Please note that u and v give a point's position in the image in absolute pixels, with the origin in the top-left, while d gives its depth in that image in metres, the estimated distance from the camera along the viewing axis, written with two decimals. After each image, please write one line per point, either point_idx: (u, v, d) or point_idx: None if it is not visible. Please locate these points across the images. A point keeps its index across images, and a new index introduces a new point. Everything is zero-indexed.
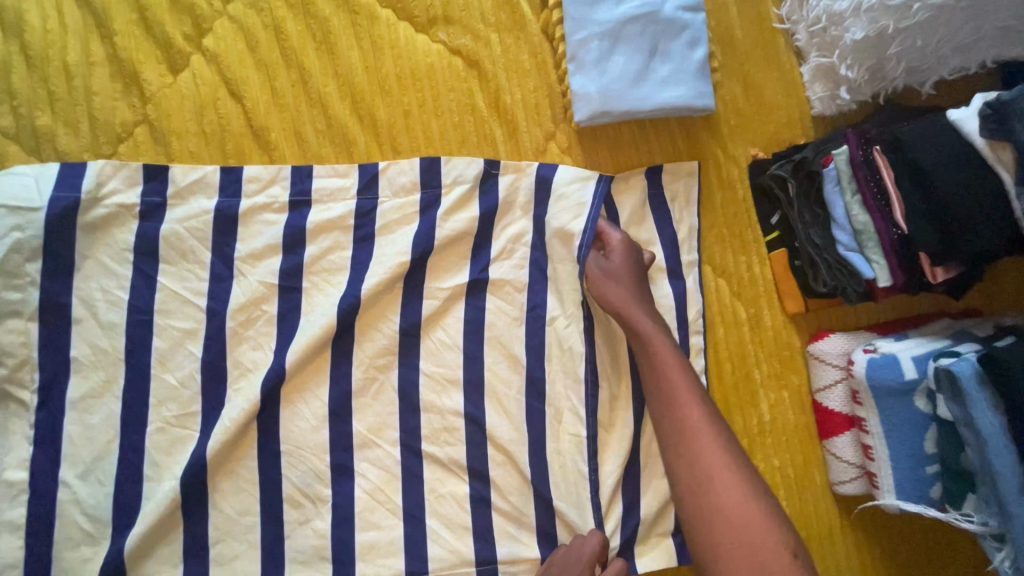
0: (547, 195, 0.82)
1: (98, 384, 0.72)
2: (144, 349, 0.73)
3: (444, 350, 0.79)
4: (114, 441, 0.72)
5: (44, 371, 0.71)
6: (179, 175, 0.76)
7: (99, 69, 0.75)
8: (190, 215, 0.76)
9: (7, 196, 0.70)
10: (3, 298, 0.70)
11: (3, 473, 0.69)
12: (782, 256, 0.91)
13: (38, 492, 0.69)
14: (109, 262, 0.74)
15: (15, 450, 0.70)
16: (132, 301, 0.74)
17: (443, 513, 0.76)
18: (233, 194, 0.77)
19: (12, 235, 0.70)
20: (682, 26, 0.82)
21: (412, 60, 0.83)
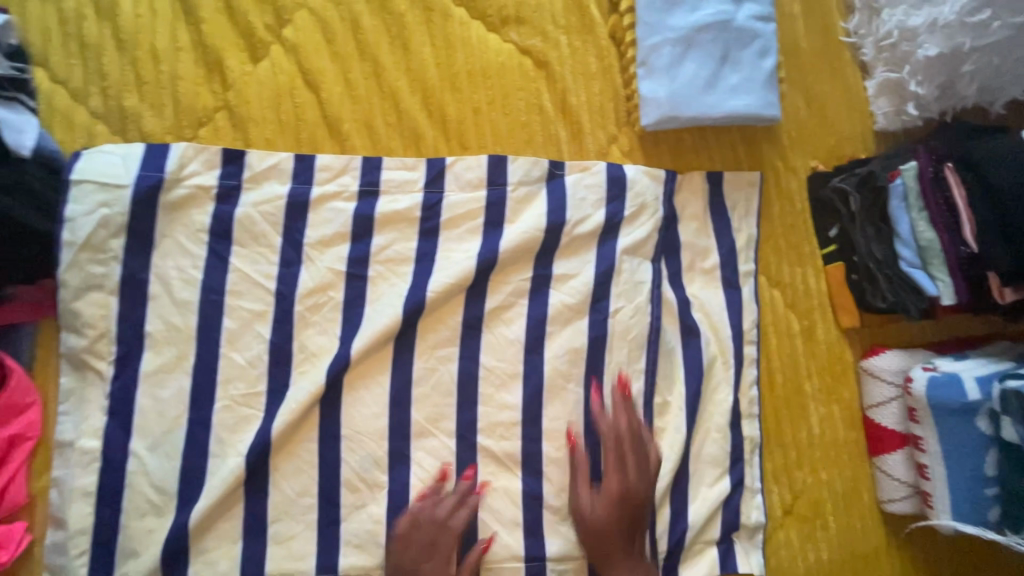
0: (614, 193, 0.86)
1: (170, 359, 0.74)
2: (215, 328, 0.75)
3: (504, 345, 0.81)
4: (183, 416, 0.74)
5: (120, 344, 0.73)
6: (254, 161, 0.78)
7: (185, 55, 0.77)
8: (264, 199, 0.78)
9: (94, 174, 0.72)
10: (86, 271, 0.72)
11: (79, 441, 0.71)
12: (838, 270, 0.91)
13: (109, 461, 0.71)
14: (185, 242, 0.75)
15: (89, 419, 0.72)
16: (205, 280, 0.76)
17: (494, 507, 0.78)
18: (306, 181, 0.79)
19: (99, 211, 0.72)
20: (754, 35, 0.83)
21: (483, 58, 0.84)
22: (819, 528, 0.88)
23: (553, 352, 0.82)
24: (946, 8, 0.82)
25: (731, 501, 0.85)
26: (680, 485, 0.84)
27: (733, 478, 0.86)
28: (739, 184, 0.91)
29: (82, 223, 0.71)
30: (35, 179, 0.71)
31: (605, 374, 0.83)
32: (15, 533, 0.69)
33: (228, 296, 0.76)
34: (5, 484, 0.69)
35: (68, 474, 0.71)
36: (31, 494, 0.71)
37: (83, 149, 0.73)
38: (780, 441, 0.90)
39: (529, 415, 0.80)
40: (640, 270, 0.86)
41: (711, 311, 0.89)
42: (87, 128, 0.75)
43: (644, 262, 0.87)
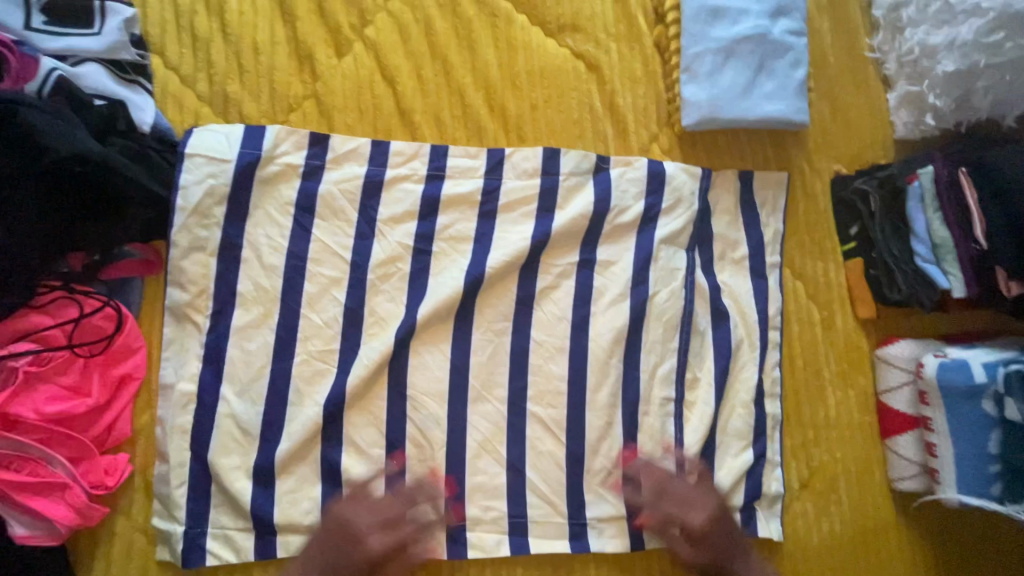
0: (654, 187, 0.94)
1: (257, 316, 0.83)
2: (297, 290, 0.84)
3: (553, 320, 0.90)
4: (267, 367, 0.82)
5: (216, 301, 0.82)
6: (336, 144, 0.87)
7: (280, 49, 0.87)
8: (344, 178, 0.87)
9: (206, 149, 0.82)
10: (193, 234, 0.81)
11: (178, 383, 0.80)
12: (857, 264, 0.99)
13: (204, 403, 0.81)
14: (274, 214, 0.84)
15: (188, 364, 0.81)
16: (291, 247, 0.85)
17: (541, 467, 0.87)
18: (380, 164, 0.88)
19: (207, 181, 0.81)
20: (787, 48, 0.91)
21: (541, 61, 0.94)
22: (833, 502, 0.95)
23: (596, 327, 0.90)
24: (964, 29, 0.90)
25: (754, 471, 0.93)
26: (707, 455, 0.92)
27: (756, 451, 0.94)
28: (769, 183, 1.00)
29: (193, 191, 0.81)
30: (154, 153, 0.81)
31: (642, 350, 0.91)
32: (120, 463, 0.78)
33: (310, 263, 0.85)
34: (115, 418, 0.78)
35: (169, 413, 0.80)
36: (135, 429, 0.80)
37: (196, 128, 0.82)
38: (799, 421, 0.98)
39: (574, 384, 0.89)
40: (675, 257, 0.94)
41: (740, 298, 0.97)
42: (194, 109, 0.85)
43: (679, 251, 0.95)
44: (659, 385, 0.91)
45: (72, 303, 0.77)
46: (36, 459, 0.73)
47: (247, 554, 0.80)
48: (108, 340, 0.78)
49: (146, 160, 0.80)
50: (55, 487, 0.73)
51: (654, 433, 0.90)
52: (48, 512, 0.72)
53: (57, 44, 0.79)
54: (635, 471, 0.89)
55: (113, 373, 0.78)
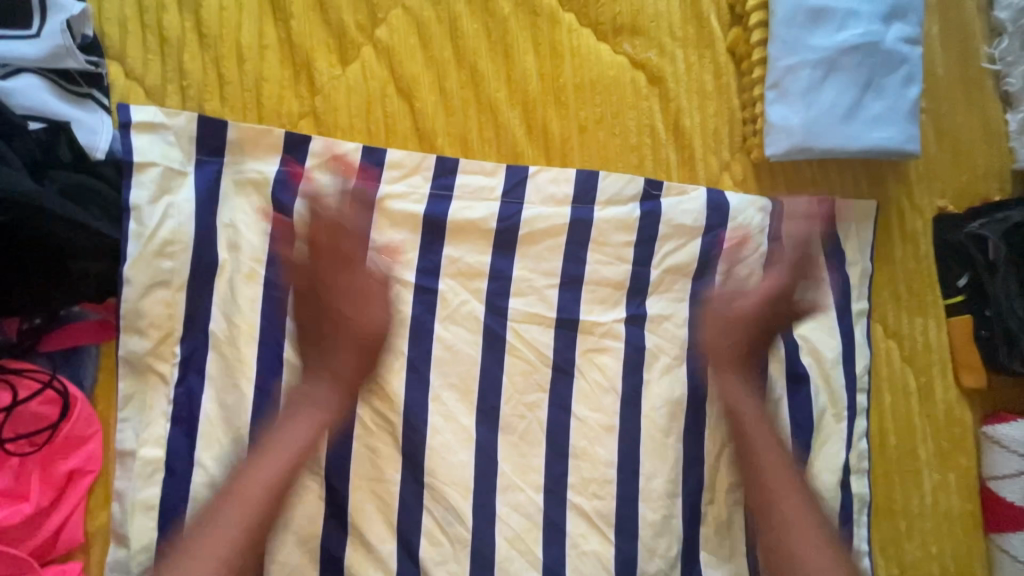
0: (717, 222, 0.77)
1: (230, 363, 0.66)
2: (279, 337, 0.68)
3: (600, 392, 0.73)
4: (242, 434, 0.66)
5: (186, 342, 0.66)
6: (320, 149, 0.70)
7: (271, 54, 0.70)
8: (324, 190, 0.70)
9: (158, 156, 0.66)
10: (152, 267, 0.65)
11: (139, 451, 0.65)
12: (964, 323, 0.82)
13: (173, 471, 0.65)
14: (244, 232, 0.68)
15: (152, 425, 0.65)
16: (268, 277, 0.68)
17: (584, 571, 0.71)
18: (372, 177, 0.71)
19: (164, 200, 0.66)
20: (901, 60, 0.73)
21: (593, 71, 0.76)
22: None
23: (651, 400, 0.74)
24: None
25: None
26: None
27: (843, 545, 0.78)
28: (845, 216, 0.82)
29: (149, 213, 0.65)
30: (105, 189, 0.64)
31: (707, 428, 0.74)
32: None
33: (296, 307, 0.68)
34: (62, 521, 0.63)
35: (129, 487, 0.64)
36: (89, 532, 0.65)
37: (132, 125, 0.65)
38: (890, 509, 0.82)
39: (626, 468, 0.72)
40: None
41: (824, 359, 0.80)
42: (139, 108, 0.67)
43: None
44: (727, 469, 0.75)
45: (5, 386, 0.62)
46: None
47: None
48: (53, 428, 0.63)
49: (94, 197, 0.64)
50: None
51: (721, 527, 0.74)
52: None
53: None
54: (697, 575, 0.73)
55: (57, 468, 0.63)
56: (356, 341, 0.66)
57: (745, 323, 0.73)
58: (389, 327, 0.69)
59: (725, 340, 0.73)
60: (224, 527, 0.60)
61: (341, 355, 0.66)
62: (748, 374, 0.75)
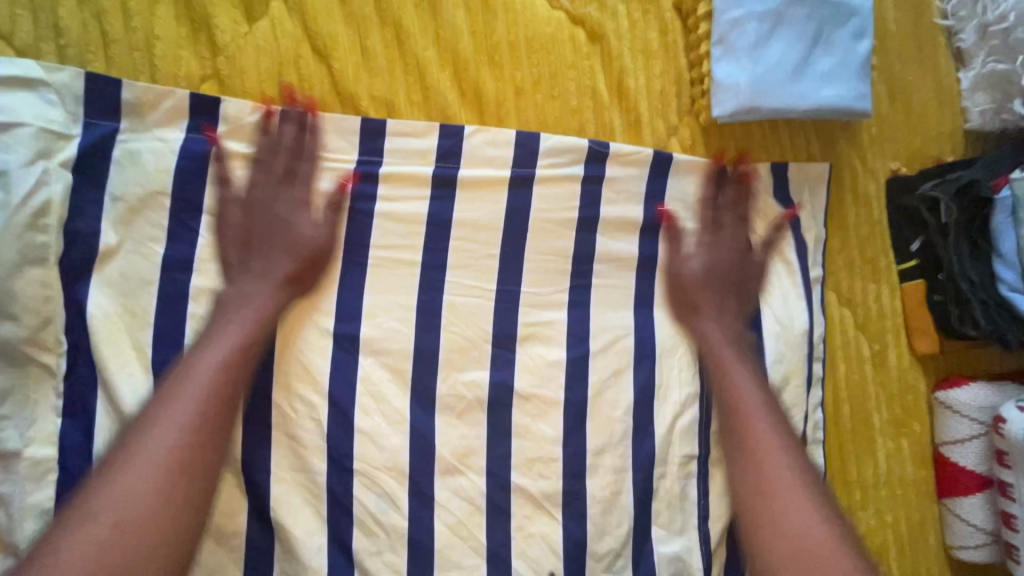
0: (660, 186, 0.73)
1: (123, 350, 0.61)
2: (180, 322, 0.62)
3: (544, 366, 0.69)
4: None
5: (72, 332, 0.60)
6: (232, 112, 0.63)
7: (163, 9, 0.63)
8: (239, 156, 0.64)
9: (31, 116, 0.59)
10: (24, 240, 0.58)
11: (26, 450, 0.58)
12: (917, 289, 0.81)
13: (68, 471, 0.59)
14: (144, 208, 0.62)
15: (40, 423, 0.59)
16: (169, 256, 0.62)
17: (531, 555, 0.68)
18: (294, 142, 0.65)
19: (39, 164, 0.58)
20: (851, 13, 0.70)
21: (528, 27, 0.70)
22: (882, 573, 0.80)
23: (599, 376, 0.70)
24: None
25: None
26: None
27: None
28: (798, 177, 0.79)
29: (20, 179, 0.57)
30: None
31: (657, 403, 0.71)
32: None
33: (200, 286, 0.63)
34: None
35: (14, 491, 0.58)
36: None
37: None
38: (844, 477, 0.81)
39: (570, 448, 0.69)
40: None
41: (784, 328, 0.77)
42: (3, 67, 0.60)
43: None
44: (679, 442, 0.71)
45: None
46: None
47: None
48: None
49: None
50: None
51: (672, 503, 0.71)
52: None
53: None
54: (648, 551, 0.70)
55: None
56: (289, 247, 0.63)
57: (731, 257, 0.73)
58: (331, 239, 0.65)
59: (684, 267, 0.73)
60: (162, 430, 0.55)
61: (275, 259, 0.63)
62: (736, 303, 0.73)
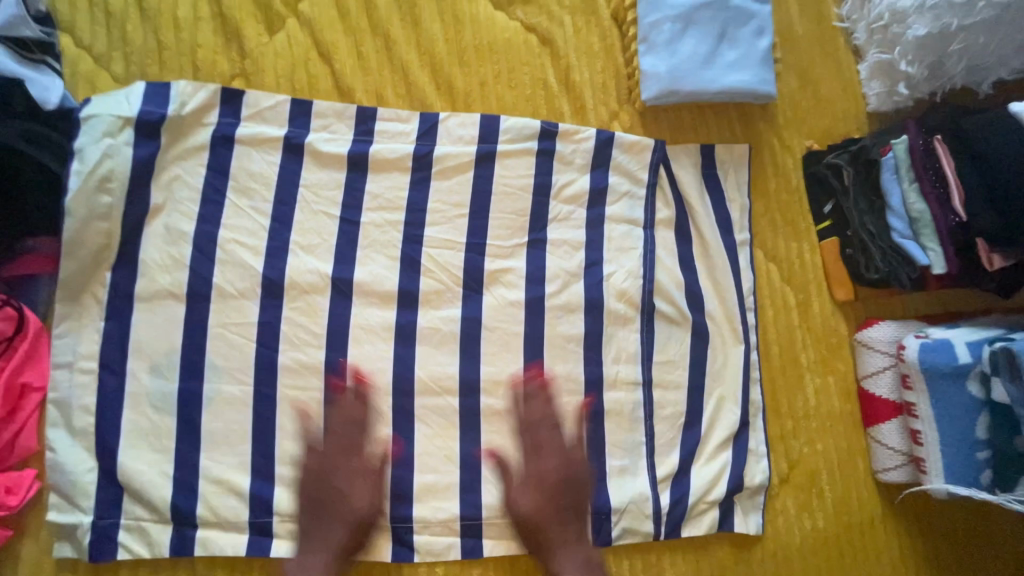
0: (604, 160, 0.88)
1: (166, 288, 0.76)
2: (211, 266, 0.77)
3: (505, 306, 0.83)
4: (178, 339, 0.76)
5: (118, 270, 0.75)
6: (253, 101, 0.80)
7: (205, 25, 0.81)
8: (257, 135, 0.80)
9: (103, 107, 0.74)
10: (91, 201, 0.73)
11: (77, 363, 0.73)
12: (832, 244, 0.93)
13: (109, 383, 0.73)
14: (184, 176, 0.78)
15: (87, 340, 0.74)
16: (201, 213, 0.78)
17: (496, 462, 0.80)
18: (302, 126, 0.82)
19: (104, 141, 0.74)
20: (750, 16, 0.86)
21: (490, 35, 0.88)
22: (816, 496, 0.90)
23: (553, 313, 0.84)
24: None
25: (735, 465, 0.87)
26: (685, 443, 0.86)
27: (734, 448, 0.88)
28: (722, 152, 0.93)
29: (90, 152, 0.73)
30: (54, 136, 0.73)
31: (604, 338, 0.85)
32: (23, 481, 0.71)
33: (226, 238, 0.78)
34: (16, 431, 0.71)
35: (71, 395, 0.73)
36: (42, 443, 0.73)
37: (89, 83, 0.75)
38: (776, 410, 0.92)
39: (530, 374, 0.82)
40: (630, 236, 0.88)
41: (718, 276, 0.90)
42: (88, 75, 0.77)
43: (636, 228, 0.88)
44: (624, 371, 0.85)
45: None
46: None
47: (163, 552, 0.73)
48: (10, 342, 0.71)
49: (45, 142, 0.72)
50: None
51: (617, 422, 0.84)
52: None
53: None
54: (602, 463, 0.83)
55: (12, 380, 0.70)
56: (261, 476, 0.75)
57: (557, 460, 0.80)
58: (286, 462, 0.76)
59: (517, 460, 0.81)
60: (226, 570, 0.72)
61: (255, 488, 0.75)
62: (559, 466, 0.80)
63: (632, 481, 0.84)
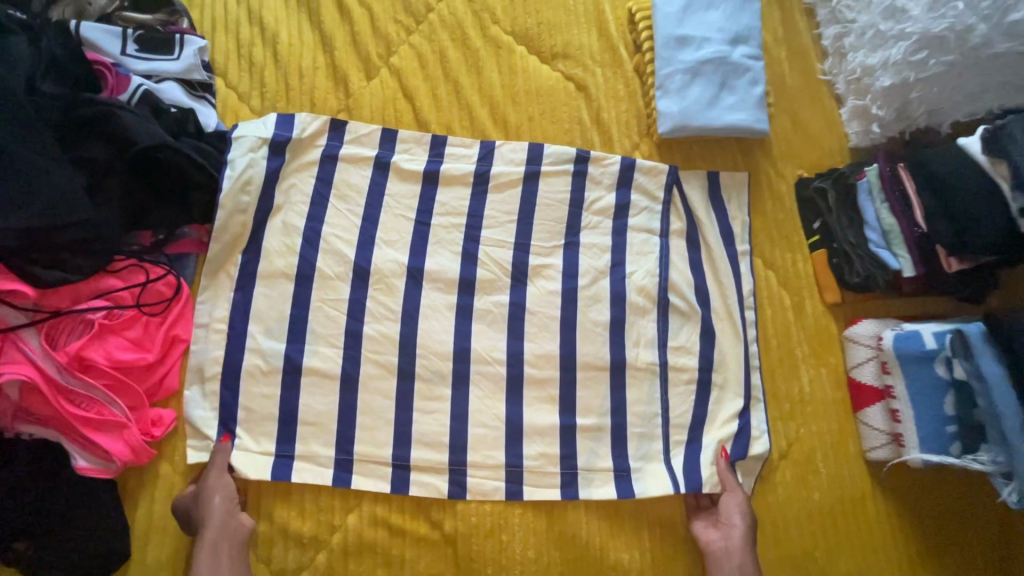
0: (627, 180, 1.08)
1: (281, 269, 0.96)
2: (314, 253, 0.97)
3: (545, 294, 1.01)
4: (287, 309, 0.95)
5: (246, 254, 0.96)
6: (353, 129, 1.03)
7: (321, 73, 1.06)
8: (356, 155, 1.02)
9: (248, 130, 0.98)
10: (236, 199, 0.95)
11: (211, 324, 0.93)
12: (821, 255, 1.08)
13: (233, 341, 0.93)
14: (298, 183, 0.99)
15: (220, 307, 0.94)
16: (310, 212, 0.99)
17: (536, 421, 0.97)
18: (389, 149, 1.04)
19: (248, 155, 0.97)
20: (746, 70, 1.08)
21: (537, 82, 1.11)
22: (812, 472, 1.01)
23: (584, 302, 1.01)
24: (894, 50, 1.02)
25: (740, 440, 1.00)
26: (696, 418, 1.01)
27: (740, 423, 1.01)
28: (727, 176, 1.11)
29: (239, 162, 0.96)
30: (213, 151, 0.96)
31: (626, 325, 1.01)
32: (165, 417, 0.89)
33: (328, 232, 0.98)
34: (165, 372, 0.90)
35: (204, 348, 0.92)
36: (181, 386, 0.92)
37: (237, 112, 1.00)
38: (776, 396, 1.04)
39: (565, 350, 0.99)
40: (649, 242, 1.06)
41: (721, 277, 1.06)
42: (235, 108, 1.03)
43: (654, 236, 1.07)
44: (643, 352, 1.01)
45: (140, 271, 0.90)
46: (101, 402, 0.84)
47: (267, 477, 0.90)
48: (169, 303, 0.91)
49: (206, 155, 0.95)
50: (113, 426, 0.84)
51: (639, 395, 0.99)
52: (109, 448, 0.83)
53: (144, 66, 0.98)
54: (625, 429, 0.98)
55: (169, 332, 0.91)
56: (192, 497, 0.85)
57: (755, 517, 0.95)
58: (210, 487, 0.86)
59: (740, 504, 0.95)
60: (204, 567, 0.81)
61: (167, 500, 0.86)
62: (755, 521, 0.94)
63: (650, 445, 0.98)
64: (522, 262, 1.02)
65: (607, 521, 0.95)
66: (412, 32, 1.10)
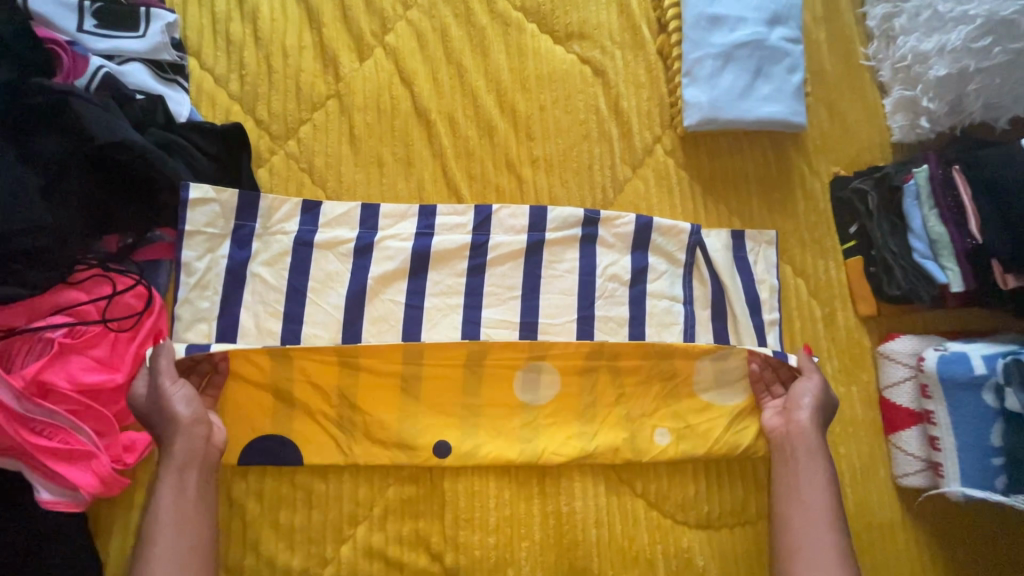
0: (644, 241, 0.95)
1: (269, 285, 0.87)
2: (307, 263, 0.88)
3: (558, 308, 0.92)
4: (278, 329, 0.86)
5: (228, 265, 0.86)
6: (328, 210, 0.90)
7: (307, 52, 0.94)
8: (335, 240, 0.89)
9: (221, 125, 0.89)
10: (205, 210, 0.85)
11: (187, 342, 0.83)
12: (857, 263, 0.99)
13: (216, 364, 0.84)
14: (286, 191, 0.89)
15: (194, 327, 0.84)
16: (302, 220, 0.89)
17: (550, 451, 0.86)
18: (371, 227, 0.90)
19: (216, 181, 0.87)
20: (784, 54, 0.96)
21: (549, 65, 1.00)
22: None
23: (599, 317, 0.92)
24: (953, 35, 0.92)
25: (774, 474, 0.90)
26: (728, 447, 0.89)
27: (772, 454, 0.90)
28: (754, 175, 1.02)
29: (200, 212, 0.84)
30: (185, 143, 0.86)
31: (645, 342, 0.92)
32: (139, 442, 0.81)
33: (322, 242, 0.88)
34: None
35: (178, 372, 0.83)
36: None
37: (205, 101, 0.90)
38: None
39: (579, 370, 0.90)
40: (671, 312, 0.94)
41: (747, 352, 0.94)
42: (211, 95, 0.92)
43: (676, 252, 0.95)
44: None
45: (104, 280, 0.81)
46: (64, 429, 0.76)
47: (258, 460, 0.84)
48: (140, 317, 0.82)
49: (176, 147, 0.85)
50: (79, 456, 0.76)
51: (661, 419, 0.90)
52: (72, 479, 0.75)
53: (104, 46, 0.87)
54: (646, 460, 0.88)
55: (140, 348, 0.81)
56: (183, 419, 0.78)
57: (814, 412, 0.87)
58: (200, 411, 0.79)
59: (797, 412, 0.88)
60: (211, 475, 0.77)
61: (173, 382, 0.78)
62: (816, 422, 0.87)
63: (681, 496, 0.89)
64: (532, 272, 0.92)
65: (619, 554, 0.86)
66: (410, 7, 0.98)
